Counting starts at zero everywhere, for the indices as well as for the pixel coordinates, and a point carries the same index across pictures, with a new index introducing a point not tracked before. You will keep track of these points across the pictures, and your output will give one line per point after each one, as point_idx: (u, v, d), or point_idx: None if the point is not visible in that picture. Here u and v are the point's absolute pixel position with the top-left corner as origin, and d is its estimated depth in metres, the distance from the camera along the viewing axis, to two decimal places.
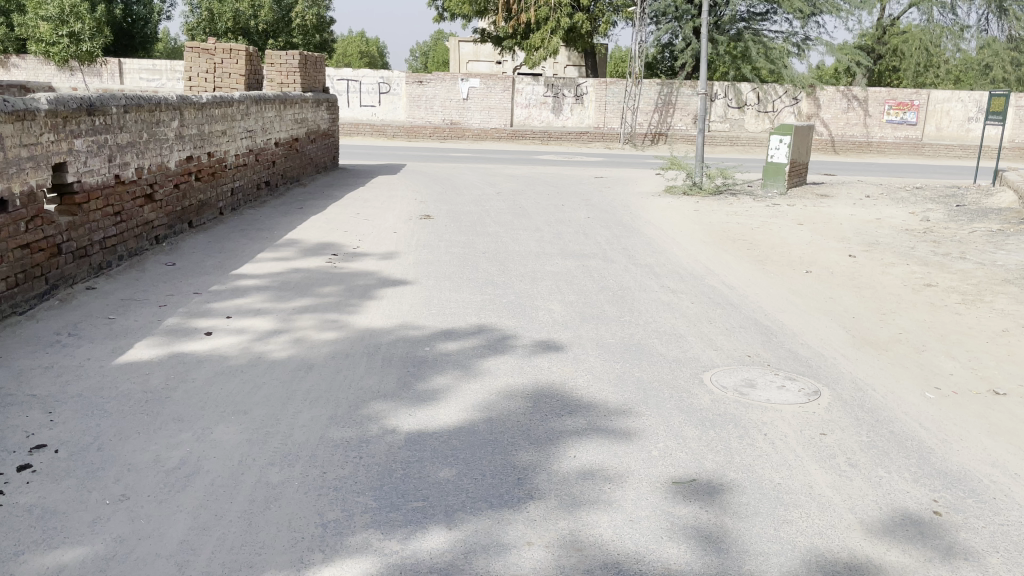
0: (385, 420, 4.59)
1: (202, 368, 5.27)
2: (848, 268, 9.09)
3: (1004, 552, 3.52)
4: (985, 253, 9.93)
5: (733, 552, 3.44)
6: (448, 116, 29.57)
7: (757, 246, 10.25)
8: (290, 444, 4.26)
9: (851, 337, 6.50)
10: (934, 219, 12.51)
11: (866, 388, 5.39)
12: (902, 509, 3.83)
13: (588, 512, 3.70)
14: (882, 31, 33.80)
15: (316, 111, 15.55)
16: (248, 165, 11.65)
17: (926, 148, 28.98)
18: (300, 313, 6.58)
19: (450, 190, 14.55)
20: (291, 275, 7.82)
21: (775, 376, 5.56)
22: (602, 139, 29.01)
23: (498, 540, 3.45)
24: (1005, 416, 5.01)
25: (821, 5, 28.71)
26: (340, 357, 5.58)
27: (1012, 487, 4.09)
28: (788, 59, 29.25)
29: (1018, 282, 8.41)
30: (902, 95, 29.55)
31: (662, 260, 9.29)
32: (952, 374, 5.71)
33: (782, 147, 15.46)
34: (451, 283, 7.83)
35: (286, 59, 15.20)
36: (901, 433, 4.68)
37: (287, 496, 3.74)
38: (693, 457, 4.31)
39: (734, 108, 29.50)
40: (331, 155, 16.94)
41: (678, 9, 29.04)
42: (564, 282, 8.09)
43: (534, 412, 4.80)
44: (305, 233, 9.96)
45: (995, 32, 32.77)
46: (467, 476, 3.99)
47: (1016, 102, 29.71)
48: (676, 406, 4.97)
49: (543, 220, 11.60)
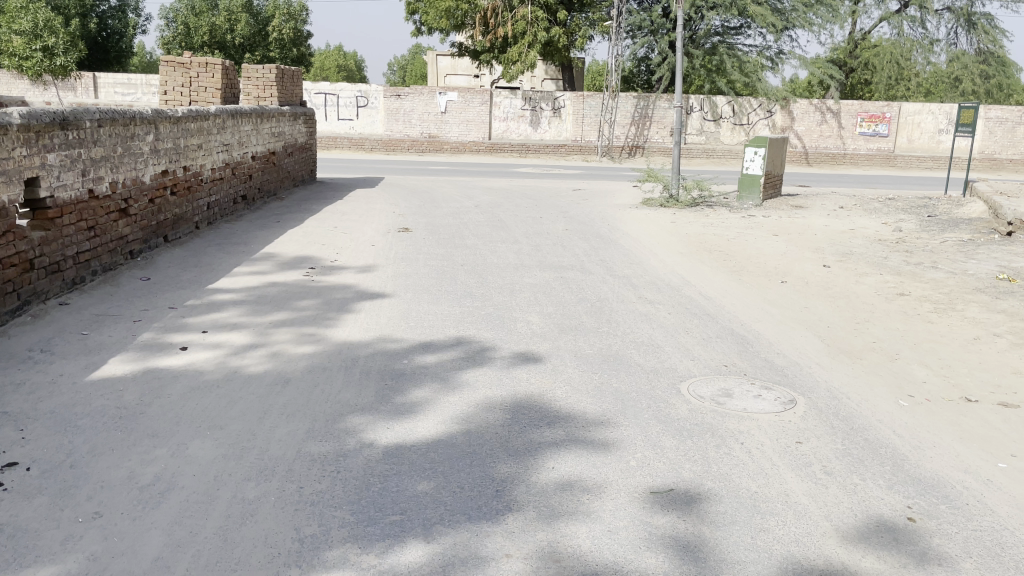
0: (363, 434, 4.56)
1: (178, 383, 5.21)
2: (822, 277, 9.20)
3: (977, 557, 3.56)
4: (956, 262, 10.09)
5: (711, 561, 3.45)
6: (426, 129, 29.57)
7: (733, 257, 10.35)
8: (266, 459, 4.22)
9: (826, 347, 6.57)
10: (907, 230, 12.70)
11: (841, 396, 5.45)
12: (878, 516, 3.87)
13: (565, 522, 3.71)
14: (854, 45, 34.55)
15: (293, 125, 15.52)
16: (224, 179, 11.58)
17: (897, 160, 29.66)
18: (277, 327, 6.54)
19: (428, 203, 14.55)
20: (267, 289, 7.79)
21: (752, 385, 5.60)
22: (580, 152, 29.29)
23: (476, 553, 3.44)
24: (978, 423, 5.07)
25: (794, 19, 29.24)
26: (317, 371, 5.55)
27: (984, 493, 4.14)
28: (762, 73, 29.63)
29: (988, 291, 8.55)
30: (874, 107, 29.96)
31: (639, 271, 9.36)
32: (925, 382, 5.78)
33: (756, 159, 15.65)
34: (429, 296, 7.81)
35: (262, 73, 15.15)
36: (875, 441, 4.74)
37: (262, 511, 3.71)
38: (671, 466, 4.33)
39: (710, 120, 29.81)
40: (308, 169, 16.85)
41: (653, 23, 29.35)
42: (542, 293, 8.12)
43: (514, 423, 4.80)
44: (282, 247, 9.90)
45: (964, 45, 33.53)
46: (445, 489, 3.98)
47: (984, 113, 30.26)
48: (655, 416, 4.99)
49: (521, 233, 11.64)
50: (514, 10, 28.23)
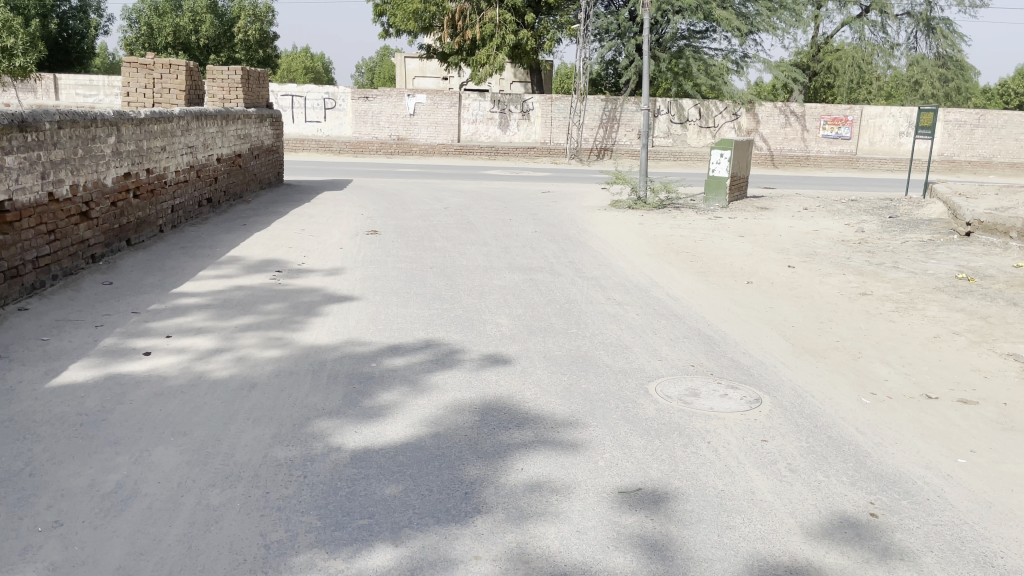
0: (330, 438, 4.53)
1: (140, 389, 5.13)
2: (787, 278, 9.33)
3: (937, 551, 3.63)
4: (916, 262, 10.29)
5: (678, 559, 3.48)
6: (395, 132, 29.41)
7: (700, 258, 10.46)
8: (231, 464, 4.17)
9: (791, 346, 6.65)
10: (869, 230, 12.92)
11: (805, 394, 5.53)
12: (840, 512, 3.93)
13: (534, 523, 3.71)
14: (816, 49, 35.16)
15: (259, 128, 15.36)
16: (189, 182, 11.43)
17: (860, 162, 30.30)
18: (243, 331, 6.47)
19: (397, 206, 14.50)
20: (232, 292, 7.70)
21: (718, 385, 5.66)
22: (549, 154, 29.50)
23: (445, 555, 3.43)
24: (938, 419, 5.18)
25: (758, 23, 29.64)
26: (285, 375, 5.50)
27: (945, 488, 4.23)
28: (727, 76, 29.97)
29: (948, 290, 8.73)
30: (837, 110, 30.42)
31: (608, 272, 9.43)
32: (887, 380, 5.89)
33: (723, 162, 15.81)
34: (398, 299, 7.78)
35: (227, 75, 14.98)
36: (838, 438, 4.81)
37: (227, 518, 3.66)
38: (639, 466, 4.35)
39: (677, 123, 30.08)
40: (275, 172, 16.70)
41: (620, 27, 29.53)
42: (511, 295, 8.14)
43: (482, 425, 4.80)
44: (248, 250, 9.79)
45: (923, 49, 34.41)
46: (414, 492, 3.96)
47: (944, 116, 30.88)
48: (623, 416, 5.02)
49: (491, 235, 11.66)
50: (482, 12, 28.23)
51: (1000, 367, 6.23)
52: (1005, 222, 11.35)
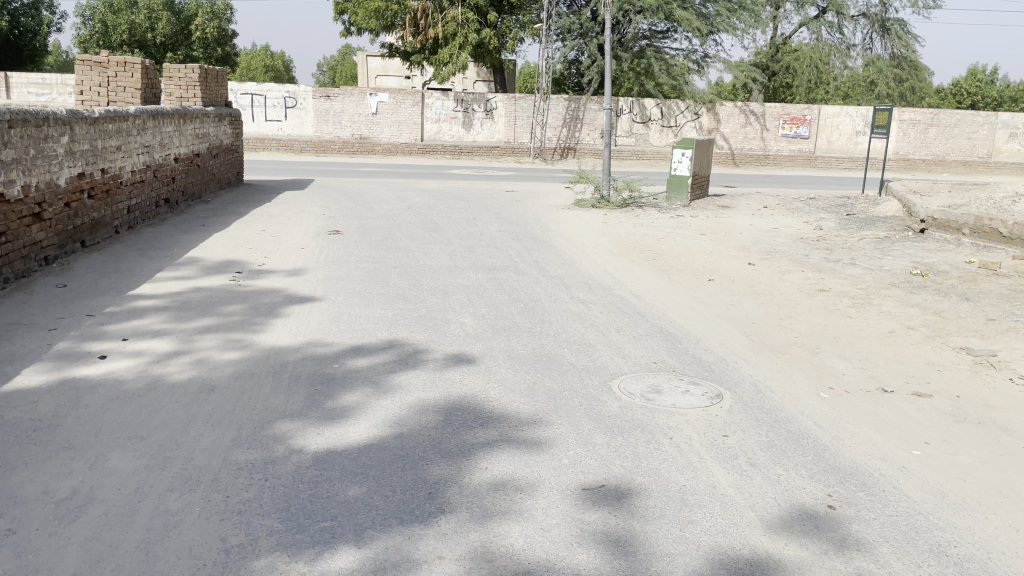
0: (292, 440, 4.49)
1: (96, 394, 5.02)
2: (747, 275, 9.45)
3: (893, 541, 3.71)
4: (873, 258, 10.50)
5: (641, 554, 3.51)
6: (357, 131, 29.23)
7: (662, 256, 10.55)
8: (190, 468, 4.10)
9: (752, 342, 6.74)
10: (827, 228, 13.15)
11: (766, 390, 5.60)
12: (800, 505, 4.00)
13: (498, 522, 3.71)
14: (775, 50, 35.84)
15: (218, 127, 15.14)
16: (145, 182, 11.22)
17: (818, 161, 30.92)
18: (202, 333, 6.37)
19: (360, 205, 14.40)
20: (191, 294, 7.58)
21: (679, 381, 5.72)
22: (513, 153, 29.52)
23: (408, 556, 3.41)
24: (893, 412, 5.29)
25: (718, 24, 30.00)
26: (245, 377, 5.43)
27: (900, 479, 4.32)
28: (688, 76, 30.33)
29: (903, 286, 8.93)
30: (795, 110, 30.88)
31: (571, 271, 9.47)
32: (845, 375, 5.99)
33: (685, 160, 15.97)
34: (361, 299, 7.72)
35: (185, 73, 14.75)
36: (797, 432, 4.89)
37: (186, 523, 3.60)
38: (603, 463, 4.38)
39: (639, 122, 30.27)
40: (235, 172, 16.48)
41: (582, 26, 29.72)
42: (475, 294, 8.13)
43: (446, 425, 4.79)
44: (207, 251, 9.66)
45: (879, 50, 35.13)
46: (377, 493, 3.94)
47: (899, 116, 31.52)
48: (587, 413, 5.05)
49: (455, 234, 11.64)
50: (444, 11, 28.20)
51: (952, 361, 6.39)
52: (958, 218, 11.62)
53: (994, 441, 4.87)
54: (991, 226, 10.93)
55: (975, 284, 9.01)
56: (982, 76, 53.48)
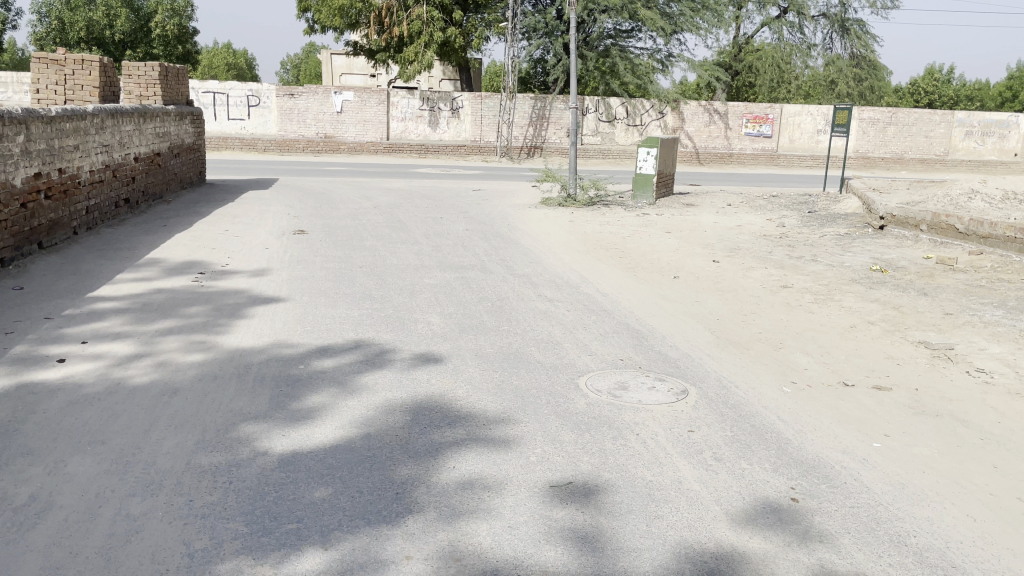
0: (257, 442, 4.44)
1: (54, 398, 4.92)
2: (711, 272, 9.55)
3: (854, 532, 3.78)
4: (834, 255, 10.68)
5: (608, 550, 3.53)
6: (322, 129, 29.00)
7: (628, 254, 10.61)
8: (152, 472, 4.05)
9: (717, 339, 6.81)
10: (789, 225, 13.34)
11: (730, 385, 5.67)
12: (763, 498, 4.06)
13: (466, 521, 3.71)
14: (738, 49, 36.25)
15: (179, 125, 14.90)
16: (104, 182, 11.02)
17: (780, 159, 31.33)
18: (164, 335, 6.27)
19: (325, 204, 14.28)
20: (152, 295, 7.46)
21: (646, 377, 5.77)
22: (479, 152, 29.47)
23: (376, 556, 3.40)
24: (854, 406, 5.39)
25: (682, 23, 30.28)
26: (208, 379, 5.35)
27: (861, 472, 4.41)
28: (653, 75, 30.57)
29: (863, 282, 9.09)
30: (758, 109, 31.29)
31: (538, 269, 9.49)
32: (807, 369, 6.09)
33: (650, 159, 16.09)
34: (327, 299, 7.66)
35: (144, 71, 14.50)
36: (760, 427, 4.95)
37: (149, 528, 3.55)
38: (570, 460, 4.40)
39: (604, 121, 30.39)
40: (196, 171, 16.23)
41: (547, 26, 29.84)
42: (442, 294, 8.11)
43: (414, 425, 4.78)
44: (169, 251, 9.51)
45: (838, 50, 35.71)
46: (344, 494, 3.91)
47: (858, 115, 32.09)
48: (554, 411, 5.07)
49: (421, 233, 11.59)
50: (409, 9, 28.06)
51: (911, 355, 6.52)
52: (915, 215, 11.86)
53: (952, 432, 4.99)
54: (948, 223, 11.18)
55: (933, 279, 9.21)
56: (938, 75, 54.70)
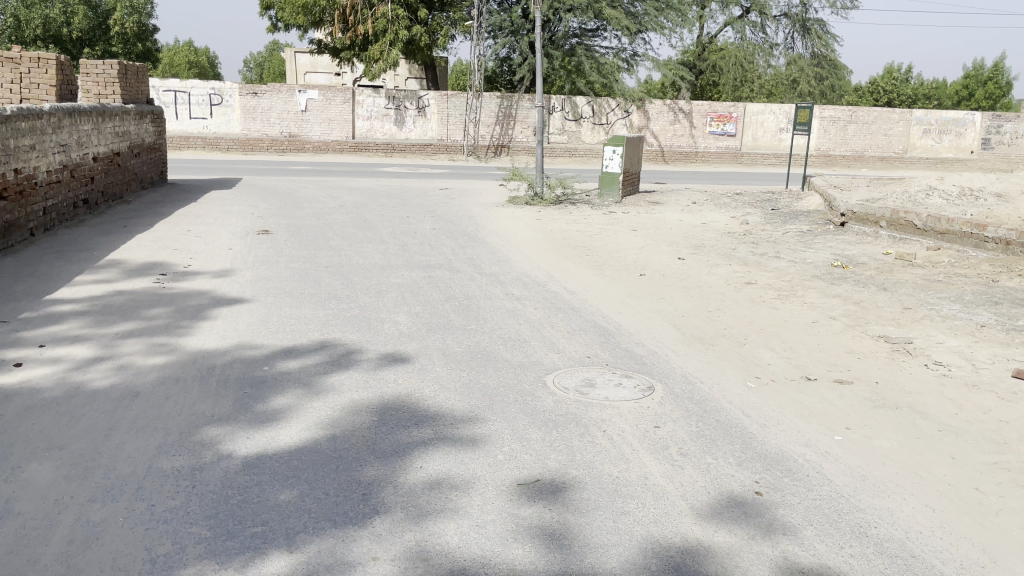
0: (220, 445, 4.38)
1: (11, 403, 4.81)
2: (677, 269, 9.63)
3: (817, 525, 3.84)
4: (796, 251, 10.84)
5: (575, 547, 3.55)
6: (286, 128, 28.78)
7: (595, 252, 10.68)
8: (113, 478, 3.97)
9: (682, 335, 6.87)
10: (753, 222, 13.51)
11: (695, 381, 5.72)
12: (728, 492, 4.10)
13: (434, 521, 3.70)
14: (702, 48, 36.60)
15: (139, 124, 14.65)
16: (62, 182, 10.80)
17: (744, 157, 31.66)
18: (125, 338, 6.17)
19: (290, 204, 14.12)
20: (113, 297, 7.33)
21: (612, 374, 5.80)
22: (446, 151, 29.22)
23: (342, 559, 3.38)
24: (817, 400, 5.47)
25: (646, 23, 30.51)
26: (170, 382, 5.27)
27: (822, 464, 4.48)
28: (618, 74, 30.73)
29: (825, 277, 9.24)
30: (721, 108, 31.65)
31: (505, 268, 9.49)
32: (770, 364, 6.17)
33: (616, 158, 16.19)
34: (291, 300, 7.59)
35: (103, 69, 14.25)
36: (725, 422, 5.01)
37: (109, 534, 3.48)
38: (537, 458, 4.41)
39: (571, 120, 30.46)
40: (158, 171, 15.98)
41: (513, 24, 29.82)
42: (409, 293, 8.07)
43: (380, 426, 4.74)
44: (130, 253, 9.35)
45: (800, 49, 36.18)
46: (309, 496, 3.88)
47: (819, 114, 32.60)
48: (522, 409, 5.08)
49: (387, 233, 11.52)
50: (374, 7, 27.89)
51: (872, 349, 6.64)
52: (876, 212, 12.08)
53: (912, 425, 5.09)
54: (906, 219, 11.40)
55: (892, 275, 9.38)
56: (896, 74, 55.76)
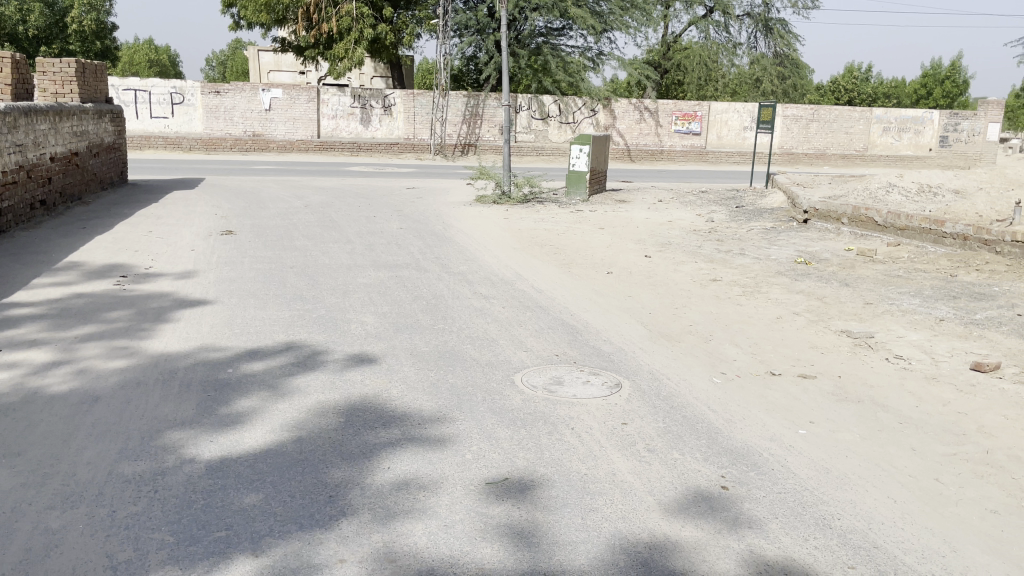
0: (183, 450, 4.31)
1: None
2: (643, 267, 9.69)
3: (782, 517, 3.89)
4: (760, 248, 10.97)
5: (544, 544, 3.55)
6: (250, 127, 28.48)
7: (562, 250, 10.71)
8: (72, 484, 3.89)
9: (649, 332, 6.91)
10: (718, 220, 13.65)
11: (662, 378, 5.76)
12: (695, 487, 4.14)
13: (402, 522, 3.68)
14: (666, 48, 36.91)
15: (98, 124, 14.38)
16: (19, 183, 10.56)
17: (709, 156, 31.96)
18: (84, 341, 6.04)
19: (254, 204, 13.95)
20: (72, 300, 7.18)
21: (580, 372, 5.82)
22: (412, 150, 28.99)
23: (308, 562, 3.34)
24: (781, 394, 5.54)
25: (611, 22, 30.70)
26: (131, 386, 5.17)
27: (787, 458, 4.54)
28: (585, 73, 30.88)
29: (789, 274, 9.37)
30: (686, 107, 31.92)
31: (473, 267, 9.47)
32: (735, 360, 6.23)
33: (582, 157, 16.26)
34: (256, 301, 7.50)
35: (59, 68, 13.95)
36: (692, 417, 5.05)
37: (68, 541, 3.41)
38: (505, 456, 4.41)
39: (538, 119, 30.49)
40: (117, 171, 15.69)
41: (479, 23, 29.78)
42: (376, 293, 8.02)
43: (346, 427, 4.70)
44: (89, 254, 9.17)
45: (763, 48, 36.64)
46: (275, 499, 3.84)
47: (782, 112, 33.02)
48: (490, 408, 5.07)
49: (354, 233, 11.44)
50: (337, 6, 27.69)
51: (835, 344, 6.74)
52: (837, 209, 12.27)
53: (873, 418, 5.18)
54: (867, 216, 11.60)
55: (853, 270, 9.54)
56: (857, 74, 56.65)
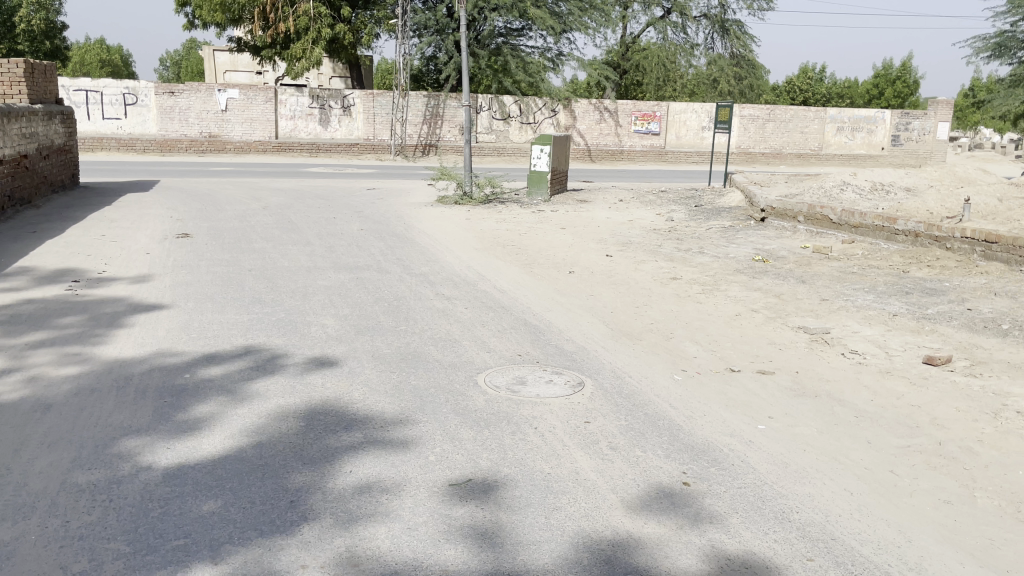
0: (139, 457, 4.22)
1: None
2: (605, 266, 9.75)
3: (742, 512, 3.94)
4: (719, 247, 11.10)
5: (508, 544, 3.55)
6: (206, 128, 27.99)
7: (524, 250, 10.72)
8: (23, 495, 3.78)
9: (610, 331, 6.95)
10: (678, 219, 13.77)
11: (624, 376, 5.80)
12: (657, 484, 4.17)
13: (364, 525, 3.65)
14: (625, 48, 37.14)
15: (48, 125, 14.02)
16: None
17: (668, 155, 32.37)
18: (35, 348, 5.88)
19: (211, 207, 13.72)
20: (21, 307, 6.98)
21: (543, 371, 5.83)
22: (372, 150, 28.95)
23: (268, 568, 3.30)
24: (740, 391, 5.61)
25: (571, 22, 30.84)
26: (85, 394, 5.05)
27: (746, 453, 4.60)
28: (545, 74, 30.95)
29: (747, 271, 9.50)
30: (646, 107, 32.16)
31: (435, 268, 9.43)
32: (695, 358, 6.30)
33: (543, 157, 16.28)
34: (214, 305, 7.38)
35: (6, 68, 13.57)
36: (653, 415, 5.10)
37: (21, 553, 3.32)
38: (468, 458, 4.40)
39: (499, 119, 30.43)
40: (69, 173, 15.33)
41: (438, 23, 29.66)
42: (337, 295, 7.95)
43: (307, 431, 4.65)
44: (39, 259, 8.93)
45: (720, 49, 37.11)
46: (234, 505, 3.78)
47: (739, 112, 33.44)
48: (453, 409, 5.06)
49: (314, 234, 11.32)
50: (295, 5, 27.35)
51: (792, 340, 6.85)
52: (794, 207, 12.47)
53: (829, 412, 5.27)
54: (823, 214, 11.80)
55: (810, 268, 9.70)
56: (812, 74, 57.69)
